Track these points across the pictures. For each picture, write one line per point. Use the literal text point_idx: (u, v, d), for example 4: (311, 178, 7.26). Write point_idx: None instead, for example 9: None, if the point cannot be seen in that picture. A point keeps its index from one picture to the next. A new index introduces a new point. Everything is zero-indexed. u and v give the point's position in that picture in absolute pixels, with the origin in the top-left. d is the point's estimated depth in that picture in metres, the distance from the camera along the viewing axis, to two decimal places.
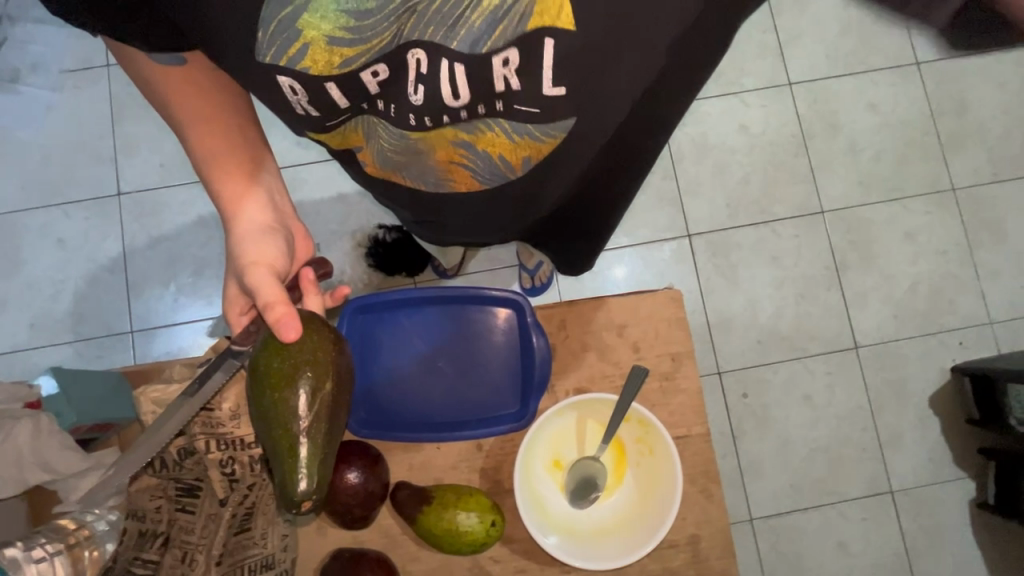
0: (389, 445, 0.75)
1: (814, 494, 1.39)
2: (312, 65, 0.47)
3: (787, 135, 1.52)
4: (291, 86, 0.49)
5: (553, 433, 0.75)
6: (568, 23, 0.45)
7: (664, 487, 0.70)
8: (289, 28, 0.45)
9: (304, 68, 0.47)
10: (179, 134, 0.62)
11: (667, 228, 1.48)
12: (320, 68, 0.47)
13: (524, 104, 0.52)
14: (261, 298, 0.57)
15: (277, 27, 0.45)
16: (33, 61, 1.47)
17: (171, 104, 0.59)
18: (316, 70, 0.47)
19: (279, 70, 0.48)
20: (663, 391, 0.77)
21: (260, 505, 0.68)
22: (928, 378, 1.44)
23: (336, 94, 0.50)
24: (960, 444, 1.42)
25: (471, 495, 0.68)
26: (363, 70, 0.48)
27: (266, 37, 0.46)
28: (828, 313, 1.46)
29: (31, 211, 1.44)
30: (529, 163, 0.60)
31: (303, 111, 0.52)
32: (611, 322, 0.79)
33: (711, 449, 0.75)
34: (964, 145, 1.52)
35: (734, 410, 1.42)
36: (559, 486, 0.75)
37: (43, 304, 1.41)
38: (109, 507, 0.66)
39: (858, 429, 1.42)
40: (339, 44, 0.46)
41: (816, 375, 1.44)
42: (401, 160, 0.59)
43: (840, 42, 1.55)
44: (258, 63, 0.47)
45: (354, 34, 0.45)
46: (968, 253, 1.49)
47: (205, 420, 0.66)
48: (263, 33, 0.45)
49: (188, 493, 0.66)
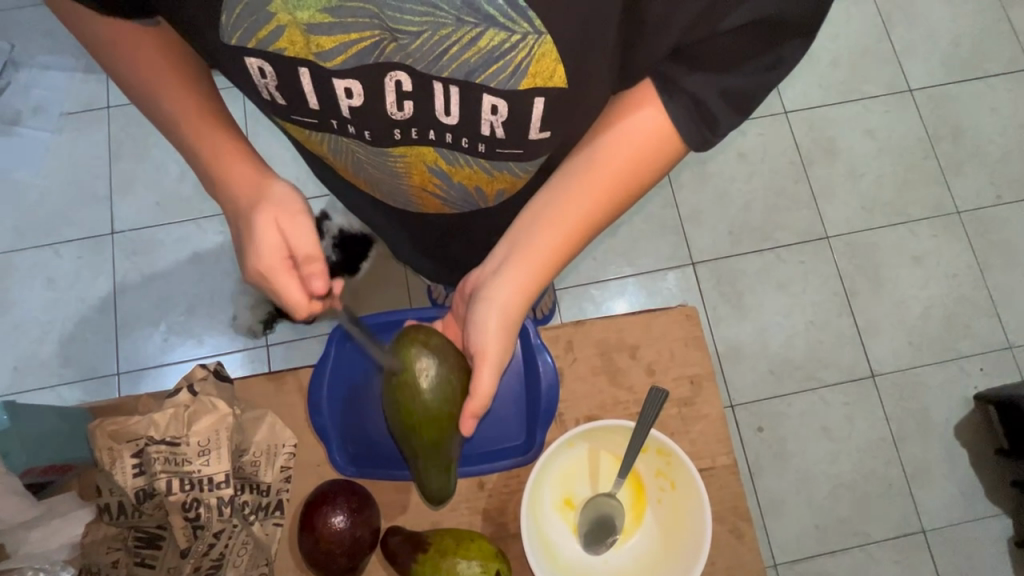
0: (381, 485, 0.68)
1: (843, 536, 1.29)
2: (284, 45, 0.46)
3: (786, 161, 1.50)
4: (259, 68, 0.49)
5: (563, 468, 0.67)
6: (560, 82, 0.48)
7: (689, 526, 0.62)
8: (262, 10, 0.43)
9: (273, 47, 0.46)
10: (153, 109, 0.58)
11: (671, 255, 1.44)
12: (292, 50, 0.46)
13: (503, 150, 0.57)
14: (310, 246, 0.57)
15: (252, 2, 0.43)
16: (34, 104, 1.47)
17: (139, 75, 0.56)
18: (288, 51, 0.47)
19: (249, 50, 0.47)
20: (683, 418, 0.70)
21: (229, 554, 0.61)
22: (952, 407, 1.36)
23: (308, 82, 0.50)
24: (992, 478, 1.33)
25: (472, 540, 0.60)
26: (340, 75, 0.48)
27: (237, 11, 0.44)
28: (843, 341, 1.40)
29: (21, 251, 1.40)
30: (500, 194, 0.66)
31: (271, 95, 0.53)
32: (622, 343, 0.73)
33: (738, 482, 0.68)
34: (965, 169, 1.50)
35: (752, 446, 1.34)
36: (572, 529, 0.67)
37: (28, 346, 1.34)
38: (62, 563, 0.60)
39: (883, 462, 1.33)
40: (314, 33, 0.45)
41: (835, 406, 1.36)
42: (374, 171, 0.62)
43: (833, 72, 1.56)
44: (224, 37, 0.46)
45: (333, 28, 0.44)
46: (980, 276, 1.44)
47: (167, 456, 0.60)
48: (235, 3, 0.43)
49: (147, 544, 0.61)
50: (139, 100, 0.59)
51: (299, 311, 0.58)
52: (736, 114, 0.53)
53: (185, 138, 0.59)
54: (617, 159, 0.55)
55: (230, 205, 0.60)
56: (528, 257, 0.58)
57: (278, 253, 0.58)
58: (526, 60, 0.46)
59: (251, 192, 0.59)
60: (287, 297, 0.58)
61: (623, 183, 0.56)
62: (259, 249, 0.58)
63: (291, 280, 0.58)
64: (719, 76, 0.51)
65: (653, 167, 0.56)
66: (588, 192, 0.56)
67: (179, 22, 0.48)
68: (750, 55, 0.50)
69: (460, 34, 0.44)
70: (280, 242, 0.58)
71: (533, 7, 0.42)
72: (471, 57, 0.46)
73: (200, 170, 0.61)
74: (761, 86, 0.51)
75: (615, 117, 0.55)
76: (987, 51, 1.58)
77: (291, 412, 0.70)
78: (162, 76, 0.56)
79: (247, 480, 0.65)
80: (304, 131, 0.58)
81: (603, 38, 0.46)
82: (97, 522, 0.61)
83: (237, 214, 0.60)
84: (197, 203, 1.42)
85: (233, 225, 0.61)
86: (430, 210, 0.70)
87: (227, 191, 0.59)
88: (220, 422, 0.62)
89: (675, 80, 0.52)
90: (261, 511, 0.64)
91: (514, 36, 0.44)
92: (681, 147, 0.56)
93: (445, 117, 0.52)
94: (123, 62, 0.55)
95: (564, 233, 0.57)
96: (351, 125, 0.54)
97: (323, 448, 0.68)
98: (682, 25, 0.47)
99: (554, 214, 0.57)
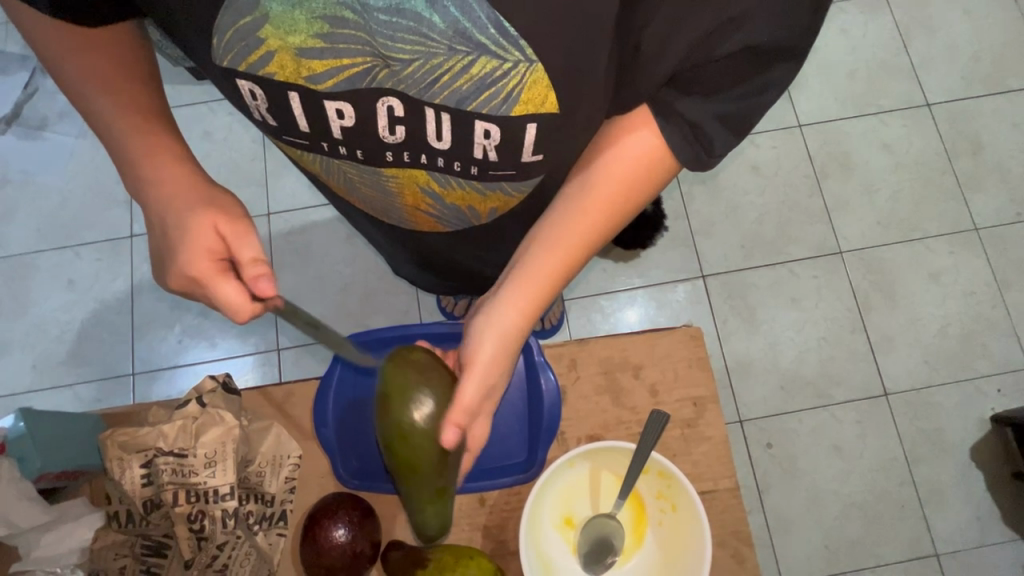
0: (381, 499, 0.68)
1: (852, 557, 1.27)
2: (275, 70, 0.47)
3: (799, 175, 1.49)
4: (251, 90, 0.50)
5: (564, 487, 0.67)
6: (552, 107, 0.49)
7: (688, 550, 0.62)
8: (252, 36, 0.45)
9: (265, 72, 0.48)
10: (103, 122, 0.56)
11: (681, 268, 1.43)
12: (282, 74, 0.48)
13: (496, 173, 0.57)
14: (239, 248, 0.54)
15: (244, 27, 0.44)
16: (61, 109, 1.51)
17: (93, 87, 0.55)
18: (280, 75, 0.48)
19: (240, 72, 0.48)
20: (685, 440, 0.70)
21: (232, 565, 0.63)
22: (968, 428, 1.34)
23: (298, 106, 0.51)
24: (1007, 502, 1.30)
25: (470, 556, 0.61)
26: (332, 96, 0.49)
27: (228, 35, 0.45)
28: (855, 358, 1.38)
29: (44, 252, 1.43)
30: (495, 213, 0.66)
31: (262, 116, 0.54)
32: (625, 362, 0.73)
33: (741, 506, 0.67)
34: (984, 184, 1.48)
35: (760, 462, 1.32)
36: (571, 548, 0.68)
37: (47, 345, 1.38)
38: (72, 566, 0.61)
39: (896, 483, 1.31)
40: (304, 58, 0.46)
41: (846, 423, 1.34)
42: (368, 191, 0.64)
43: (848, 85, 1.55)
44: (217, 59, 0.48)
45: (324, 52, 0.45)
46: (999, 294, 1.41)
47: (175, 467, 0.62)
48: (226, 28, 0.45)
49: (153, 552, 0.63)
50: (71, 93, 0.56)
51: (239, 313, 0.53)
52: (730, 136, 0.53)
53: (121, 132, 0.55)
54: (610, 184, 0.55)
55: (159, 204, 0.55)
56: (527, 280, 0.57)
57: (204, 260, 0.53)
58: (518, 87, 0.47)
59: (188, 195, 0.55)
60: (223, 301, 0.54)
61: (617, 206, 0.56)
62: (187, 249, 0.53)
63: (229, 280, 0.53)
64: (712, 102, 0.51)
65: (647, 189, 0.56)
66: (584, 215, 0.56)
67: (184, 45, 0.50)
68: (743, 81, 0.50)
69: (453, 61, 0.45)
70: (214, 243, 0.54)
71: (525, 37, 0.43)
72: (463, 84, 0.47)
73: (128, 169, 0.56)
74: (755, 109, 0.52)
75: (607, 143, 0.55)
76: (1008, 66, 1.55)
77: (296, 424, 0.71)
78: (110, 71, 0.55)
79: (252, 490, 0.66)
80: (298, 151, 0.59)
81: (590, 69, 0.47)
82: (107, 528, 0.63)
83: (164, 213, 0.55)
84: None
85: (157, 231, 0.56)
86: (425, 228, 0.71)
87: (158, 190, 0.55)
88: (227, 434, 0.63)
89: (668, 104, 0.52)
90: (265, 521, 0.65)
91: (507, 63, 0.45)
92: (674, 168, 0.56)
93: (437, 141, 0.53)
94: (68, 54, 0.54)
95: (566, 257, 0.57)
96: (343, 146, 0.55)
97: (327, 460, 0.69)
98: (678, 51, 0.48)
99: (557, 241, 0.57)
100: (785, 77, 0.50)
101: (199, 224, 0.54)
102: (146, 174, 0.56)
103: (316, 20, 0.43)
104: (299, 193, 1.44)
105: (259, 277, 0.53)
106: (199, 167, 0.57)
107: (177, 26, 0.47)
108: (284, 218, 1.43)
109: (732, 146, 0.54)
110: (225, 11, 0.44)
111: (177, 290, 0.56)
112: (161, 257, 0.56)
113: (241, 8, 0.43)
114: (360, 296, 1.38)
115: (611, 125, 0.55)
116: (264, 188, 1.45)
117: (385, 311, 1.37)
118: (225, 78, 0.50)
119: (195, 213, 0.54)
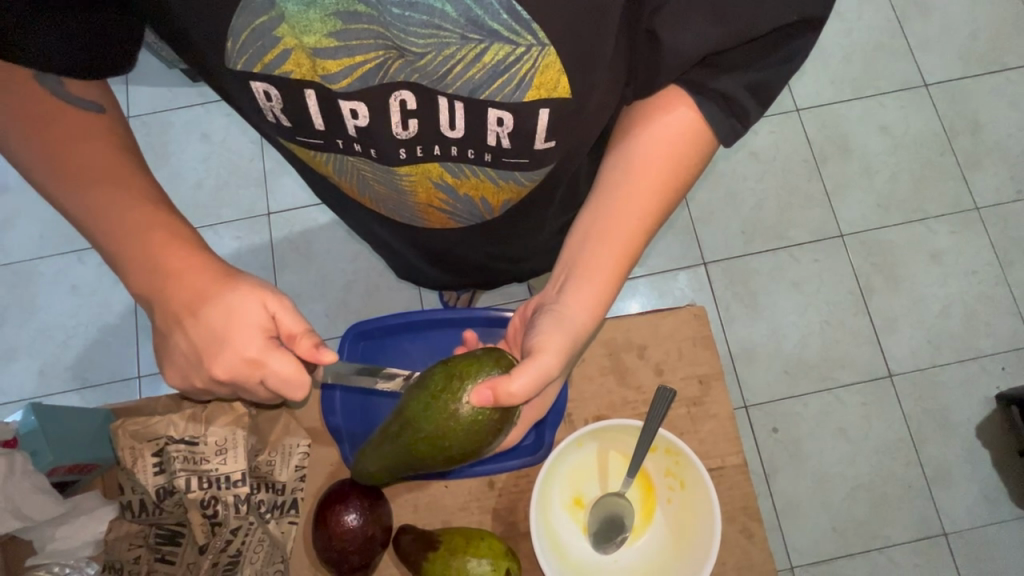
0: (390, 485, 0.69)
1: (859, 539, 1.27)
2: (292, 69, 0.47)
3: (798, 159, 1.49)
4: (264, 92, 0.50)
5: (573, 466, 0.68)
6: (564, 91, 0.49)
7: (698, 527, 0.63)
8: (266, 35, 0.45)
9: (280, 73, 0.48)
10: (90, 221, 0.50)
11: (682, 256, 1.43)
12: (298, 73, 0.48)
13: (508, 160, 0.57)
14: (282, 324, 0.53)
15: (258, 28, 0.44)
16: None
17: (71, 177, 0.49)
18: (296, 74, 0.48)
19: (254, 74, 0.48)
20: (692, 419, 0.70)
21: (247, 554, 0.63)
22: (972, 408, 1.34)
23: (314, 104, 0.51)
24: (1014, 480, 1.30)
25: (482, 538, 0.62)
26: (346, 96, 0.49)
27: (243, 36, 0.45)
28: (858, 341, 1.38)
29: (47, 258, 1.44)
30: (507, 204, 0.66)
31: (276, 118, 0.54)
32: (630, 342, 0.73)
33: (749, 482, 0.67)
34: (984, 164, 1.48)
35: (765, 447, 1.32)
36: (582, 528, 0.68)
37: (53, 350, 1.39)
38: (87, 559, 0.63)
39: (902, 463, 1.31)
40: (319, 57, 0.46)
41: (851, 406, 1.34)
42: (381, 190, 0.63)
43: (845, 67, 1.55)
44: (230, 62, 0.48)
45: (339, 49, 0.45)
46: (1001, 273, 1.41)
47: (186, 454, 0.64)
48: (242, 30, 0.45)
49: (168, 541, 0.63)
50: (51, 191, 0.50)
51: (298, 387, 0.52)
52: (757, 108, 0.53)
53: (120, 223, 0.50)
54: (654, 159, 0.53)
55: (183, 297, 0.51)
56: (587, 275, 0.56)
57: (259, 345, 0.51)
58: (531, 72, 0.47)
59: (216, 275, 0.52)
60: (283, 381, 0.52)
61: (664, 185, 0.54)
62: (240, 334, 0.51)
63: (286, 357, 0.51)
64: (744, 72, 0.50)
65: (689, 167, 0.54)
66: (632, 197, 0.54)
67: (186, 47, 0.49)
68: (771, 48, 0.49)
69: (465, 51, 0.45)
70: (265, 321, 0.52)
71: (536, 19, 0.43)
72: (476, 73, 0.47)
73: (134, 267, 0.51)
74: (781, 78, 0.51)
75: (641, 123, 0.53)
76: (1005, 44, 1.55)
77: (305, 413, 0.71)
78: (88, 154, 0.50)
79: (264, 479, 0.66)
80: (310, 152, 0.59)
81: (602, 55, 0.47)
82: (120, 519, 0.63)
83: (198, 305, 0.51)
84: (213, 209, 1.44)
85: (187, 324, 0.51)
86: (437, 224, 0.70)
87: (181, 281, 0.51)
88: (236, 423, 0.65)
89: (701, 83, 0.51)
90: (277, 509, 0.66)
91: (519, 48, 0.45)
92: (710, 144, 0.54)
93: (450, 131, 0.53)
94: (40, 135, 0.49)
95: (622, 242, 0.55)
96: (357, 144, 0.55)
97: (337, 448, 0.69)
98: (704, 32, 0.47)
99: (612, 227, 0.55)
100: (807, 42, 0.49)
101: (250, 303, 0.51)
102: (157, 266, 0.51)
103: (329, 17, 0.43)
104: (298, 191, 1.45)
105: (316, 345, 0.52)
106: (204, 249, 0.53)
107: (182, 30, 0.47)
108: (284, 218, 1.43)
109: (761, 116, 0.53)
110: (239, 13, 0.44)
111: (222, 382, 0.52)
112: (196, 355, 0.51)
113: (255, 8, 0.43)
114: (361, 293, 1.39)
115: (641, 105, 0.54)
116: (263, 189, 1.45)
117: (386, 308, 1.38)
118: (238, 81, 0.50)
119: (241, 294, 0.51)
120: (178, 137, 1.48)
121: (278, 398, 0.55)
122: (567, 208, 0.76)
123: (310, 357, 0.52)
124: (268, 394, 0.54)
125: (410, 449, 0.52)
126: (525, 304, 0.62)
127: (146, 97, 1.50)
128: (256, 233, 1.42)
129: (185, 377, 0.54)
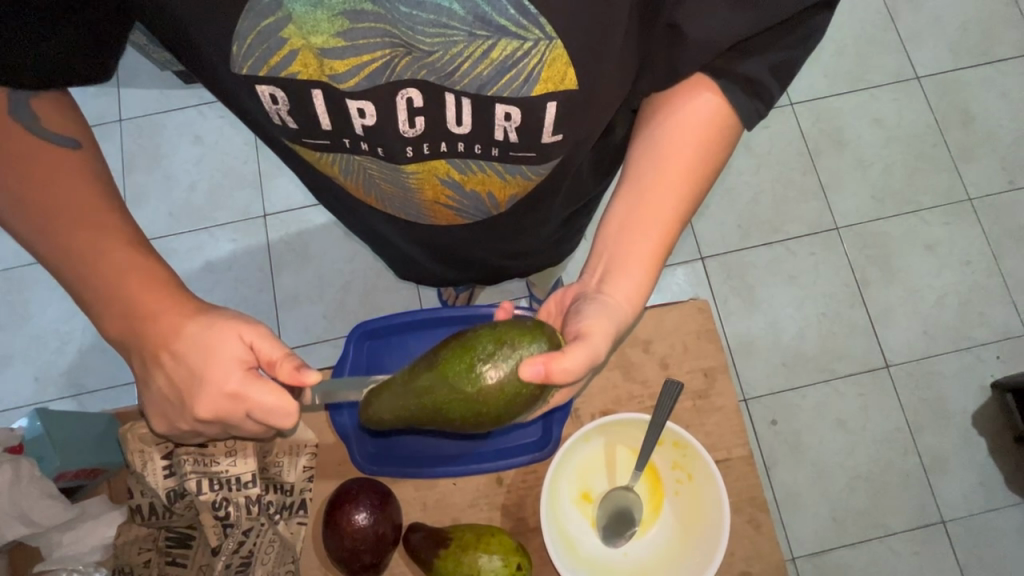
0: (398, 483, 0.69)
1: (858, 529, 1.28)
2: (298, 70, 0.47)
3: (792, 153, 1.50)
4: (271, 95, 0.50)
5: (580, 461, 0.69)
6: (571, 84, 0.49)
7: (707, 519, 0.63)
8: (273, 38, 0.45)
9: (287, 74, 0.48)
10: (66, 268, 0.50)
11: (679, 251, 1.44)
12: (304, 74, 0.48)
13: (516, 154, 0.57)
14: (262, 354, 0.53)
15: (265, 30, 0.44)
16: None
17: (42, 226, 0.49)
18: (302, 75, 0.48)
19: (261, 77, 0.48)
20: (697, 412, 0.71)
21: (259, 554, 0.63)
22: (969, 396, 1.35)
23: (321, 104, 0.51)
24: (1010, 467, 1.32)
25: (492, 534, 0.62)
26: (354, 96, 0.49)
27: (250, 39, 0.45)
28: (855, 332, 1.39)
29: (41, 263, 1.43)
30: (514, 199, 0.66)
31: (282, 120, 0.54)
32: (635, 337, 0.74)
33: (755, 473, 0.68)
34: (976, 155, 1.49)
35: (764, 440, 1.33)
36: (590, 522, 0.68)
37: (49, 356, 1.38)
38: (95, 564, 0.63)
39: (900, 453, 1.32)
40: (326, 58, 0.46)
41: (849, 397, 1.36)
42: (388, 188, 0.63)
43: (837, 61, 1.56)
44: (236, 66, 0.48)
45: (347, 49, 0.45)
46: (994, 263, 1.43)
47: (196, 457, 0.63)
48: (247, 32, 0.45)
49: (178, 543, 0.64)
50: (19, 233, 0.50)
51: (286, 415, 0.52)
52: (777, 89, 0.53)
53: (99, 267, 0.50)
54: (682, 144, 0.54)
55: (165, 336, 0.51)
56: (626, 263, 0.57)
57: (240, 377, 0.51)
58: (538, 66, 0.47)
59: (193, 310, 0.52)
60: (269, 411, 0.52)
61: (694, 171, 0.55)
62: (219, 368, 0.51)
63: (267, 387, 0.52)
64: (765, 54, 0.50)
65: (716, 151, 0.55)
66: (664, 186, 0.55)
67: (190, 52, 0.49)
68: (788, 31, 0.50)
69: (474, 47, 0.45)
70: (245, 353, 0.52)
71: (544, 13, 0.43)
72: (484, 69, 0.47)
73: (113, 311, 0.51)
74: (798, 59, 0.51)
75: (660, 115, 0.55)
76: (994, 36, 1.56)
77: (312, 413, 0.70)
78: (56, 201, 0.49)
79: (272, 480, 0.66)
80: (316, 153, 0.58)
81: (616, 46, 0.48)
82: (128, 523, 0.63)
83: (177, 342, 0.51)
84: (208, 211, 1.43)
85: (168, 365, 0.51)
86: (443, 221, 0.70)
87: (162, 324, 0.51)
88: None
89: (723, 69, 0.51)
90: (286, 509, 0.66)
91: (527, 43, 0.45)
92: (734, 129, 0.55)
93: (457, 127, 0.53)
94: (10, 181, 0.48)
95: (657, 229, 0.56)
96: (364, 143, 0.55)
97: (346, 448, 0.70)
98: (724, 22, 0.47)
99: (646, 214, 0.56)
100: (824, 20, 0.50)
101: (226, 337, 0.51)
102: (136, 309, 0.51)
103: (337, 17, 0.43)
104: (294, 191, 1.44)
105: (296, 368, 0.52)
106: (180, 286, 0.53)
107: (186, 34, 0.47)
108: (280, 219, 1.42)
109: (780, 96, 0.54)
110: (246, 15, 0.44)
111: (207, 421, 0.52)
112: (181, 394, 0.52)
113: (262, 9, 0.43)
114: (360, 294, 1.38)
115: (664, 95, 0.54)
116: (258, 190, 1.44)
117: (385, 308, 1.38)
118: (244, 85, 0.50)
119: (219, 329, 0.51)
120: (171, 140, 1.47)
121: (268, 429, 0.55)
122: (571, 203, 0.76)
123: (293, 380, 0.52)
124: (255, 425, 0.54)
125: (436, 408, 0.49)
126: (560, 290, 0.62)
127: (137, 100, 1.49)
128: (252, 235, 1.41)
129: (172, 420, 0.54)
